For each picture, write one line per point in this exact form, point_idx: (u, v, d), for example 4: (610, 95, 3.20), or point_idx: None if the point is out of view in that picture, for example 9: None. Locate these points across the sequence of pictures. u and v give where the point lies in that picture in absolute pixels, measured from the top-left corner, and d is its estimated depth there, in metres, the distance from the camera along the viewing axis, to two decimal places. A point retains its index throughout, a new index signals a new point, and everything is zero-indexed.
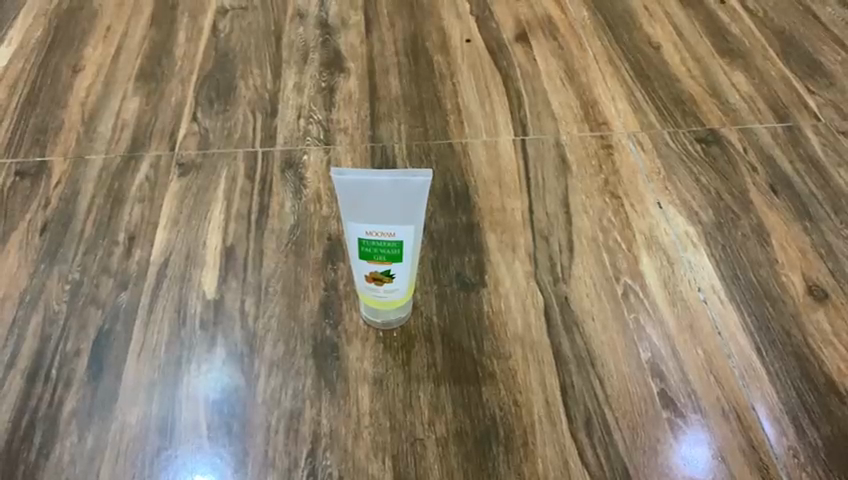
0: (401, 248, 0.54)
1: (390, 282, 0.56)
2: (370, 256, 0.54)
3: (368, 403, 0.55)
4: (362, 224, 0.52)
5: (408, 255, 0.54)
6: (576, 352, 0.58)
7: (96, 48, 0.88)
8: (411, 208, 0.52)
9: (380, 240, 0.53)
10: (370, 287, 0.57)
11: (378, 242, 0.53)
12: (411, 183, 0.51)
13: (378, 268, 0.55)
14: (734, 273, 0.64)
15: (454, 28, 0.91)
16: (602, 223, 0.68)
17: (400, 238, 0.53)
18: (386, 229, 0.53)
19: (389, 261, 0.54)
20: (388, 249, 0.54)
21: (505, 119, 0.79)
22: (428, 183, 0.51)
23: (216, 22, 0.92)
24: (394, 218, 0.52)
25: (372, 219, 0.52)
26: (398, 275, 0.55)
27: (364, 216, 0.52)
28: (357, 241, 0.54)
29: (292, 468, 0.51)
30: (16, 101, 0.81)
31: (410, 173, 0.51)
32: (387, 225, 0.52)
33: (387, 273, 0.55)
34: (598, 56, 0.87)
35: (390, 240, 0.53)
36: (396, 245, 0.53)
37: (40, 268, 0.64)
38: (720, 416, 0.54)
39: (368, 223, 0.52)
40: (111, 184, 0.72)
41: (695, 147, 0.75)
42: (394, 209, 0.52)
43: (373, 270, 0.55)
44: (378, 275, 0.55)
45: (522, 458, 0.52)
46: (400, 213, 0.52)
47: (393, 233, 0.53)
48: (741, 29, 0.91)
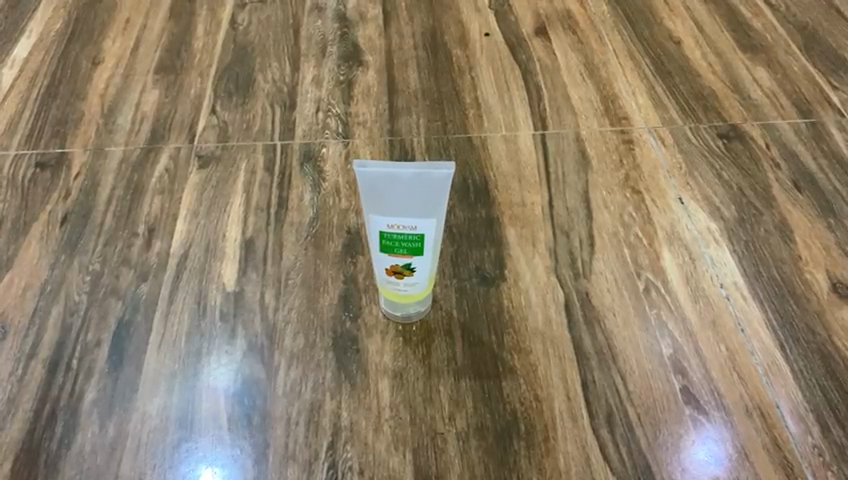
0: (423, 241, 0.53)
1: (411, 275, 0.56)
2: (391, 249, 0.54)
3: (388, 397, 0.55)
4: (383, 216, 0.52)
5: (429, 248, 0.54)
6: (597, 348, 0.57)
7: (115, 41, 0.88)
8: (433, 202, 0.52)
9: (402, 233, 0.53)
10: (391, 281, 0.56)
11: (399, 235, 0.53)
12: (434, 177, 0.50)
13: (399, 260, 0.55)
14: (757, 270, 0.63)
15: (472, 22, 0.90)
16: (623, 218, 0.67)
17: (422, 231, 0.53)
18: (408, 222, 0.52)
19: (409, 254, 0.54)
20: (409, 242, 0.53)
21: (524, 113, 0.78)
22: (451, 176, 0.51)
23: (235, 15, 0.92)
24: (415, 210, 0.52)
25: (393, 212, 0.52)
26: (419, 268, 0.55)
27: (386, 209, 0.52)
28: (378, 234, 0.53)
29: (312, 460, 0.51)
30: (36, 93, 0.81)
31: (432, 167, 0.51)
32: (409, 218, 0.52)
33: (409, 266, 0.55)
34: (618, 51, 0.86)
35: (412, 233, 0.53)
36: (418, 238, 0.53)
37: (61, 259, 0.64)
38: (743, 413, 0.54)
39: (390, 216, 0.52)
40: (130, 177, 0.72)
41: (716, 143, 0.75)
42: (416, 202, 0.52)
43: (394, 263, 0.55)
44: (399, 268, 0.55)
45: (544, 454, 0.51)
46: (422, 206, 0.52)
47: (415, 226, 0.52)
48: (762, 24, 0.90)
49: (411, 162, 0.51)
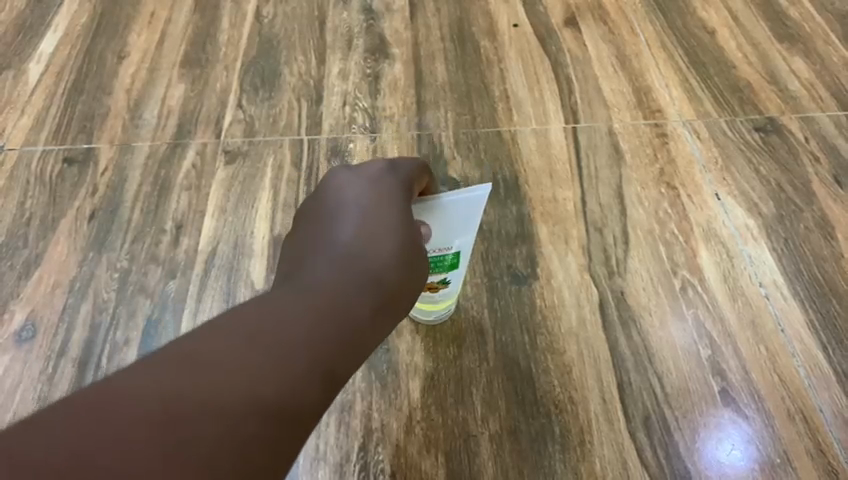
0: (459, 255, 0.52)
1: (444, 288, 0.55)
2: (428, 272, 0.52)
3: (419, 398, 0.54)
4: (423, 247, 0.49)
5: (462, 261, 0.53)
6: (633, 349, 0.56)
7: (141, 35, 0.87)
8: (469, 221, 0.49)
9: (440, 255, 0.51)
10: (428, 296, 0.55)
11: (437, 257, 0.51)
12: (472, 199, 0.47)
13: (437, 278, 0.53)
14: (797, 268, 0.61)
15: (500, 13, 0.88)
16: (659, 214, 0.66)
17: (458, 247, 0.51)
18: (446, 245, 0.50)
19: (445, 272, 0.53)
20: (447, 260, 0.52)
21: (555, 106, 0.76)
22: (485, 194, 0.48)
23: (260, 7, 0.91)
24: (453, 234, 0.49)
25: (434, 242, 0.49)
26: (451, 280, 0.54)
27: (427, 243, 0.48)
28: None
29: (344, 462, 0.51)
30: (63, 87, 0.81)
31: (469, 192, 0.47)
32: (448, 242, 0.50)
33: (445, 279, 0.53)
34: (651, 42, 0.84)
35: (449, 252, 0.51)
36: (452, 255, 0.51)
37: (89, 256, 0.64)
38: (785, 417, 0.52)
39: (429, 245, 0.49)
40: (157, 172, 0.71)
41: (753, 136, 0.73)
42: (455, 227, 0.49)
43: (432, 281, 0.53)
44: (434, 284, 0.53)
45: (579, 458, 0.51)
46: (460, 229, 0.49)
47: (452, 246, 0.50)
48: (800, 13, 0.87)
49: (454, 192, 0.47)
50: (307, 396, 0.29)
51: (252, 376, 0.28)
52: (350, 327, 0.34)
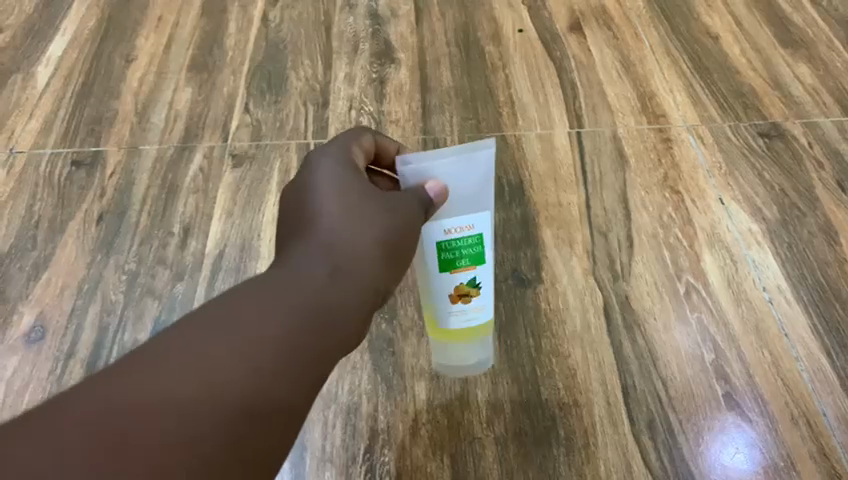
0: (485, 240, 0.50)
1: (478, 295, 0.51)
2: (454, 262, 0.49)
3: (425, 400, 0.54)
4: (438, 222, 0.48)
5: (490, 253, 0.50)
6: (637, 353, 0.56)
7: (148, 39, 0.88)
8: (483, 192, 0.48)
9: (461, 237, 0.49)
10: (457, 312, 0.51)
11: (459, 240, 0.49)
12: (476, 156, 0.47)
13: (464, 278, 0.50)
14: (800, 272, 0.62)
15: (505, 18, 0.89)
16: (663, 219, 0.66)
17: (482, 227, 0.49)
18: (465, 222, 0.48)
19: (473, 265, 0.50)
20: (473, 249, 0.49)
21: (559, 111, 0.77)
22: (492, 152, 0.47)
23: (266, 12, 0.91)
24: (469, 207, 0.48)
25: (448, 214, 0.48)
26: (484, 283, 0.51)
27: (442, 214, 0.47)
28: (436, 248, 0.49)
29: (350, 464, 0.51)
30: (71, 91, 0.81)
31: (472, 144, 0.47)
32: (465, 216, 0.48)
33: (475, 281, 0.51)
34: (655, 47, 0.85)
35: (473, 234, 0.49)
36: (477, 240, 0.49)
37: (97, 258, 0.65)
38: (789, 421, 0.53)
39: (445, 219, 0.48)
40: (165, 176, 0.72)
41: (757, 142, 0.73)
42: (469, 196, 0.48)
43: (460, 283, 0.50)
44: (465, 287, 0.50)
45: (584, 461, 0.51)
46: (475, 201, 0.48)
47: (472, 226, 0.49)
48: (803, 19, 0.88)
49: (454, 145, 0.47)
50: (274, 363, 0.32)
51: (219, 359, 0.31)
52: (323, 303, 0.36)
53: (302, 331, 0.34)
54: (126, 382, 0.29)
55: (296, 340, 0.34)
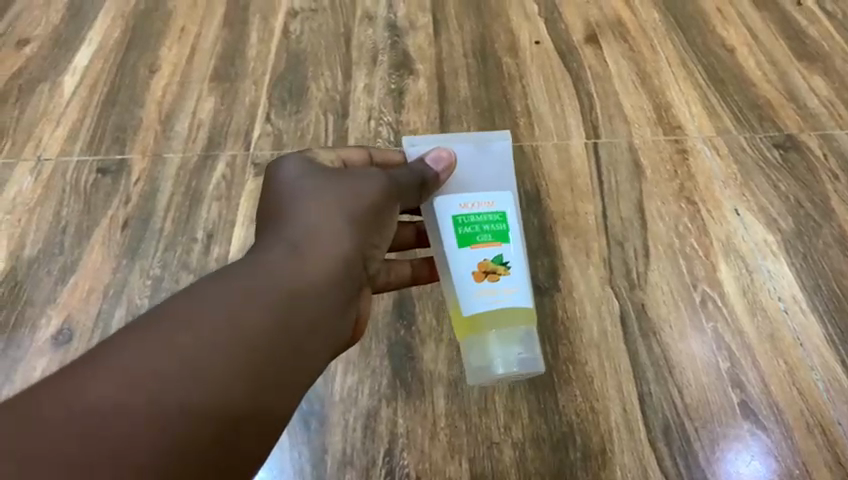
0: (508, 219, 0.48)
1: (506, 273, 0.47)
2: (473, 237, 0.47)
3: (444, 405, 0.55)
4: (453, 195, 0.48)
5: (515, 232, 0.48)
6: (653, 361, 0.57)
7: (171, 49, 0.89)
8: (501, 176, 0.50)
9: (479, 213, 0.48)
10: (484, 290, 0.46)
11: (477, 216, 0.47)
12: (490, 141, 0.50)
13: (488, 253, 0.47)
14: (815, 283, 0.62)
15: (522, 29, 0.90)
16: (678, 229, 0.67)
17: (504, 205, 0.48)
18: (482, 199, 0.48)
19: (496, 242, 0.47)
20: (495, 225, 0.48)
21: (576, 122, 0.78)
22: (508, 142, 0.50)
23: (287, 23, 0.93)
24: (487, 185, 0.49)
25: (464, 188, 0.48)
26: (512, 261, 0.47)
27: (455, 185, 0.48)
28: (452, 222, 0.47)
29: (370, 467, 0.52)
30: (97, 99, 0.83)
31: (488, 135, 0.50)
32: (483, 193, 0.48)
33: (502, 258, 0.47)
34: (670, 59, 0.85)
35: (494, 211, 0.48)
36: (497, 218, 0.48)
37: (123, 263, 0.67)
38: (804, 430, 0.54)
39: (461, 194, 0.48)
40: (189, 183, 0.73)
41: (773, 153, 0.74)
42: (486, 175, 0.49)
43: (484, 259, 0.47)
44: (490, 263, 0.47)
45: (600, 466, 0.52)
46: (493, 181, 0.49)
47: (491, 202, 0.48)
48: (818, 32, 0.88)
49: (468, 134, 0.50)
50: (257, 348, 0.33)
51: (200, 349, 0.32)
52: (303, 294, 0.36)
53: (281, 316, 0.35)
54: (108, 365, 0.30)
55: (280, 328, 0.35)
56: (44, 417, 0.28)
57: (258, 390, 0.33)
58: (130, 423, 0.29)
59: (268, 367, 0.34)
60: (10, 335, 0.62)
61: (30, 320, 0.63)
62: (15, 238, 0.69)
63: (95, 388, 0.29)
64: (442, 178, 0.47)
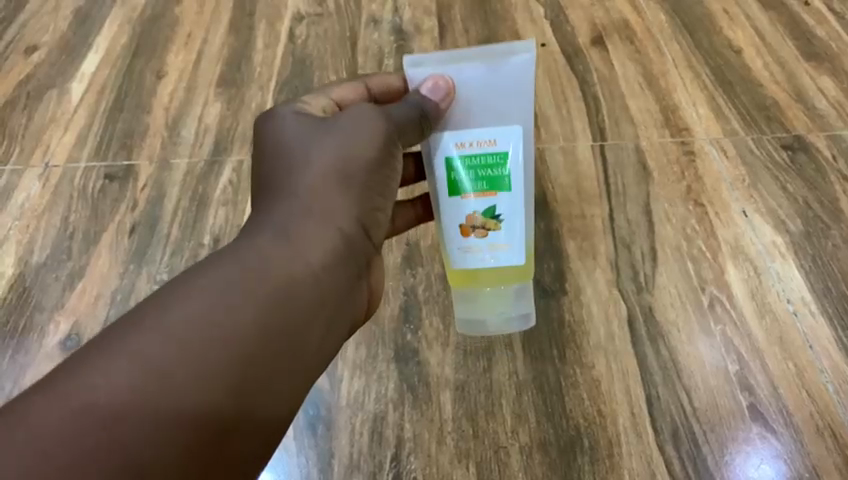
0: (508, 161, 0.51)
1: (496, 226, 0.53)
2: (469, 184, 0.52)
3: (450, 409, 0.55)
4: (455, 133, 0.50)
5: (514, 178, 0.52)
6: (661, 364, 0.57)
7: (178, 55, 0.90)
8: (514, 104, 0.50)
9: (480, 153, 0.51)
10: (471, 248, 0.53)
11: (476, 158, 0.51)
12: (508, 62, 0.48)
13: (480, 206, 0.52)
14: (824, 284, 0.62)
15: (528, 32, 0.90)
16: (686, 231, 0.66)
17: (505, 144, 0.50)
18: (486, 137, 0.50)
19: (492, 190, 0.52)
20: (492, 172, 0.51)
21: (582, 124, 0.77)
22: (529, 60, 0.49)
23: (293, 28, 0.93)
24: (495, 119, 0.50)
25: (469, 125, 0.50)
26: (505, 213, 0.52)
27: (461, 122, 0.50)
28: (450, 167, 0.51)
29: (377, 471, 0.52)
30: (104, 106, 0.83)
31: (506, 52, 0.49)
32: (488, 130, 0.50)
33: (494, 210, 0.52)
34: (677, 60, 0.85)
35: (495, 151, 0.50)
36: (499, 157, 0.51)
37: (130, 269, 0.67)
38: (814, 433, 0.53)
39: (464, 131, 0.50)
40: (195, 188, 0.74)
41: (780, 154, 0.73)
42: (497, 107, 0.49)
43: (472, 213, 0.52)
44: (481, 215, 0.52)
45: (608, 470, 0.52)
46: (504, 113, 0.50)
47: (494, 141, 0.50)
48: (826, 32, 0.88)
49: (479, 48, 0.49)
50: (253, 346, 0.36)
51: (201, 347, 0.34)
52: (296, 290, 0.39)
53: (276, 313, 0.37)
54: (115, 352, 0.33)
55: (275, 325, 0.37)
56: (60, 401, 0.31)
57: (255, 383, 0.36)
58: (138, 421, 0.31)
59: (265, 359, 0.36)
60: (18, 341, 0.62)
61: (38, 326, 0.63)
62: (23, 244, 0.69)
63: (105, 387, 0.31)
64: (442, 106, 0.48)
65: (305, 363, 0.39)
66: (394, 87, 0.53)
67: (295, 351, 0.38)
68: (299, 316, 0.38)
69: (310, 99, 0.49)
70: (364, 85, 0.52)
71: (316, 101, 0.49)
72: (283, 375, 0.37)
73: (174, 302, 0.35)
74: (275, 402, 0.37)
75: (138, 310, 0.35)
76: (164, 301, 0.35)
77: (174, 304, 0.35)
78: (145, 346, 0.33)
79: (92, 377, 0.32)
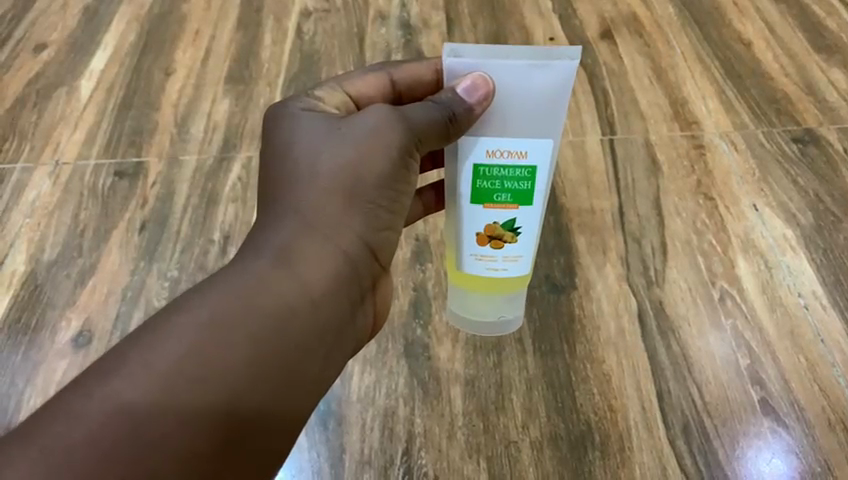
0: (535, 176, 0.49)
1: (512, 239, 0.52)
2: (492, 195, 0.50)
3: (461, 404, 0.55)
4: (487, 140, 0.48)
5: (537, 196, 0.50)
6: (672, 359, 0.57)
7: (186, 52, 0.90)
8: (551, 114, 0.47)
9: (508, 163, 0.49)
10: (484, 256, 0.53)
11: (503, 168, 0.49)
12: (551, 67, 0.46)
13: (500, 217, 0.51)
14: (836, 278, 0.62)
15: (536, 26, 0.90)
16: (696, 225, 0.66)
17: (536, 157, 0.48)
18: (517, 148, 0.48)
19: (514, 204, 0.50)
20: (517, 185, 0.50)
21: (591, 118, 0.77)
22: (573, 66, 0.46)
23: (301, 24, 0.93)
24: (529, 129, 0.48)
25: (502, 132, 0.48)
26: (523, 227, 0.52)
27: (493, 127, 0.48)
28: (476, 173, 0.49)
29: (388, 466, 0.52)
30: (113, 103, 0.84)
31: (550, 55, 0.46)
32: (520, 141, 0.48)
33: (512, 223, 0.51)
34: (686, 53, 0.85)
35: (524, 164, 0.49)
36: (527, 170, 0.49)
37: (141, 265, 0.67)
38: (826, 427, 0.53)
39: (495, 139, 0.48)
40: (205, 185, 0.74)
41: (791, 148, 0.73)
42: (533, 116, 0.47)
43: (493, 223, 0.51)
44: (498, 227, 0.51)
45: (619, 465, 0.51)
46: (539, 123, 0.47)
47: (524, 153, 0.48)
48: (837, 24, 0.87)
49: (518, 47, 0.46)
50: (251, 373, 0.36)
51: (197, 376, 0.34)
52: (295, 316, 0.39)
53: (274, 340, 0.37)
54: (114, 381, 0.33)
55: (273, 353, 0.37)
56: (55, 431, 0.31)
57: (249, 418, 0.36)
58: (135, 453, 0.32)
59: (260, 395, 0.36)
60: (31, 337, 0.62)
61: (50, 323, 0.63)
62: (35, 241, 0.69)
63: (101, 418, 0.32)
64: (476, 111, 0.46)
65: (304, 394, 0.39)
66: (422, 79, 0.51)
67: (293, 379, 0.38)
68: (297, 342, 0.38)
69: (328, 92, 0.48)
70: (388, 78, 0.51)
71: (333, 94, 0.49)
72: (283, 401, 0.38)
73: (168, 336, 0.35)
74: (272, 428, 0.37)
75: (131, 342, 0.35)
76: (156, 334, 0.35)
77: (167, 338, 0.35)
78: (136, 383, 0.33)
79: (83, 405, 0.32)
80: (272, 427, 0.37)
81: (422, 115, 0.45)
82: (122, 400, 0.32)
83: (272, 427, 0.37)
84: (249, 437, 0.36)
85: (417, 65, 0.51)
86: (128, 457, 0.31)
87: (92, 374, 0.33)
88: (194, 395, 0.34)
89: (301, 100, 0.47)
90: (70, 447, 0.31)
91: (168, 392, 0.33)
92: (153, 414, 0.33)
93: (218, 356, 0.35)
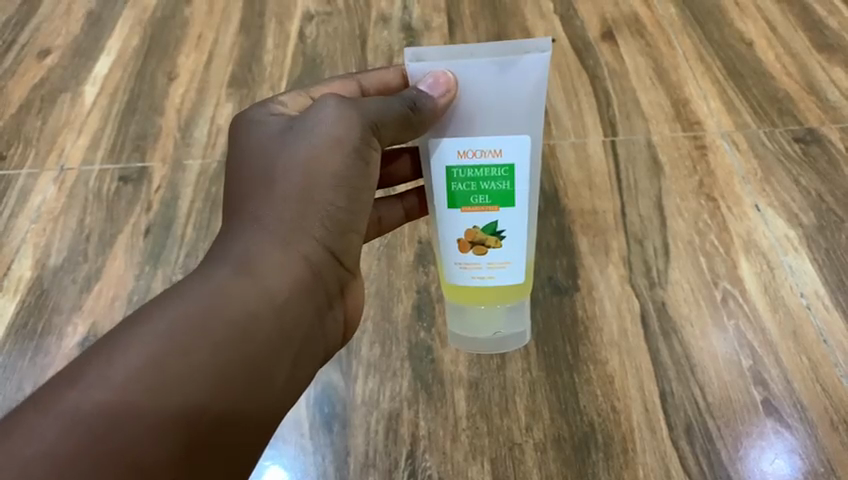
0: (514, 175, 0.49)
1: (497, 244, 0.52)
2: (471, 199, 0.50)
3: (464, 407, 0.55)
4: (456, 140, 0.48)
5: (519, 197, 0.50)
6: (675, 360, 0.57)
7: (189, 56, 0.90)
8: (524, 113, 0.48)
9: (484, 163, 0.49)
10: (469, 264, 0.53)
11: (478, 170, 0.49)
12: (520, 63, 0.47)
13: (480, 220, 0.51)
14: (838, 277, 0.62)
15: (537, 28, 0.90)
16: (698, 226, 0.66)
17: (511, 155, 0.48)
18: (491, 147, 0.48)
19: (495, 206, 0.50)
20: (496, 186, 0.50)
21: (593, 119, 0.77)
22: (543, 61, 0.47)
23: (303, 27, 0.93)
24: (502, 129, 0.48)
25: (473, 133, 0.48)
26: (507, 230, 0.51)
27: (463, 128, 0.48)
28: (450, 176, 0.50)
29: (393, 469, 0.52)
30: (117, 108, 0.84)
31: (519, 50, 0.47)
32: (493, 141, 0.48)
33: (495, 226, 0.51)
34: (688, 53, 0.85)
35: (500, 163, 0.49)
36: (504, 169, 0.49)
37: (146, 270, 0.67)
38: (829, 427, 0.53)
39: (466, 139, 0.48)
40: (209, 189, 0.74)
41: (793, 147, 0.73)
42: (505, 116, 0.48)
43: (473, 227, 0.51)
44: (480, 232, 0.51)
45: (623, 466, 0.52)
46: (512, 122, 0.48)
47: (499, 153, 0.48)
48: (839, 22, 0.87)
49: (487, 45, 0.47)
50: (213, 378, 0.37)
51: (159, 380, 0.35)
52: (258, 323, 0.40)
53: (236, 347, 0.38)
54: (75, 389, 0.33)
55: (235, 358, 0.38)
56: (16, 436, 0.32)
57: (211, 423, 0.37)
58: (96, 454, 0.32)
59: (222, 404, 0.37)
60: (38, 342, 0.63)
61: (57, 328, 0.64)
62: (40, 247, 0.70)
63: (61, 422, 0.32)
64: (440, 103, 0.46)
65: (270, 399, 0.40)
66: (390, 86, 0.52)
67: (257, 386, 0.39)
68: (261, 349, 0.39)
69: (292, 98, 0.49)
70: (357, 85, 0.52)
71: (298, 99, 0.50)
72: (247, 404, 0.39)
73: (127, 348, 0.35)
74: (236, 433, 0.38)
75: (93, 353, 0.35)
76: (115, 345, 0.35)
77: (126, 351, 0.35)
78: (96, 390, 0.34)
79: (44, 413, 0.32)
80: (235, 437, 0.38)
81: (380, 107, 0.46)
82: (82, 406, 0.33)
83: (237, 433, 0.38)
84: (214, 441, 0.37)
85: (384, 71, 0.52)
86: (86, 459, 0.32)
87: (50, 390, 0.34)
88: (155, 399, 0.35)
89: (265, 108, 0.48)
90: (28, 457, 0.31)
91: (128, 404, 0.34)
92: (112, 427, 0.33)
93: (178, 363, 0.36)
